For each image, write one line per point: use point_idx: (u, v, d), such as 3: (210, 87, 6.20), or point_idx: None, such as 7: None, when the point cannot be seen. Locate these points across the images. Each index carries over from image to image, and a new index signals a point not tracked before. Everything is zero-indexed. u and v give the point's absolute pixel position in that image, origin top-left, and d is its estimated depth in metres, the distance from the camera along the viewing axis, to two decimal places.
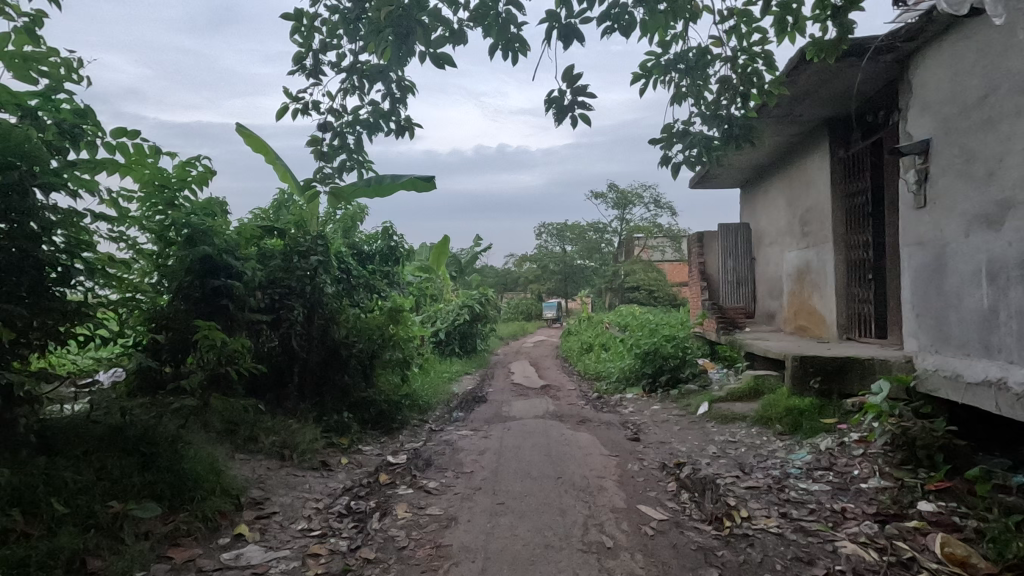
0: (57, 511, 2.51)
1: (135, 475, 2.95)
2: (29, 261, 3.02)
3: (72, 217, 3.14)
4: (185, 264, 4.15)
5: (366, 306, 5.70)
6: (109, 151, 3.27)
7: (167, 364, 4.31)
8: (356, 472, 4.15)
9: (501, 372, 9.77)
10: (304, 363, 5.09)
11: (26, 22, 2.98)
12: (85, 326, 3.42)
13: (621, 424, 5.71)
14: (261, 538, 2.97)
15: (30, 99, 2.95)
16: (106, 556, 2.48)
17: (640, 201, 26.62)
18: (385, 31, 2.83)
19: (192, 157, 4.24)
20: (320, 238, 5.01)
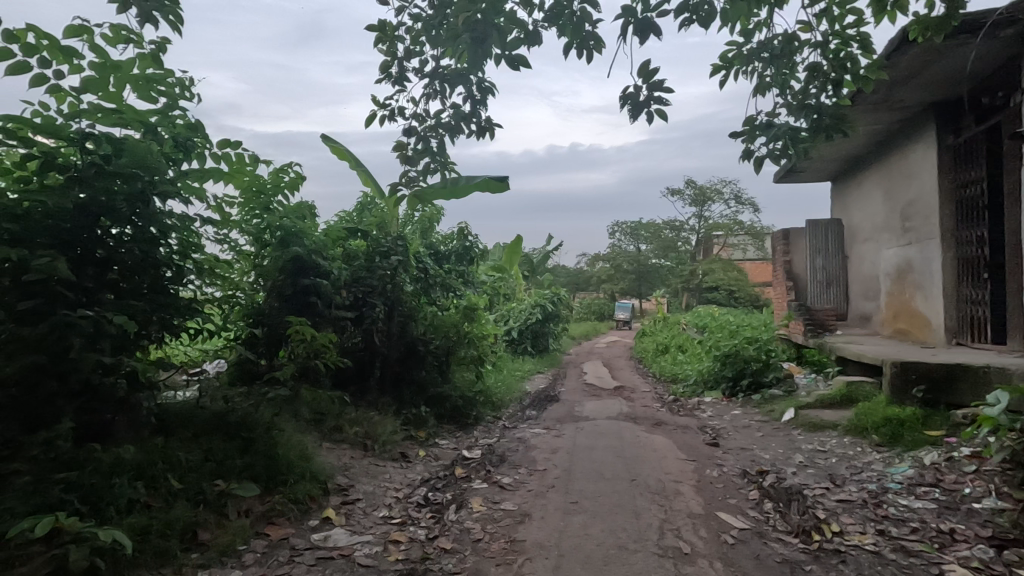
0: (173, 487, 2.79)
1: (236, 457, 3.22)
2: (150, 261, 3.38)
3: (185, 222, 3.47)
4: (279, 264, 4.48)
5: (443, 304, 5.87)
6: (216, 161, 3.59)
7: (263, 356, 4.66)
8: (433, 465, 4.29)
9: (573, 372, 9.73)
10: (384, 358, 5.33)
11: (151, 48, 3.33)
12: (194, 320, 3.77)
13: (699, 428, 5.52)
14: (346, 522, 3.14)
15: (151, 116, 3.28)
16: (212, 529, 2.73)
17: (719, 197, 25.54)
18: (462, 36, 2.89)
19: (285, 164, 4.55)
20: (400, 239, 5.23)
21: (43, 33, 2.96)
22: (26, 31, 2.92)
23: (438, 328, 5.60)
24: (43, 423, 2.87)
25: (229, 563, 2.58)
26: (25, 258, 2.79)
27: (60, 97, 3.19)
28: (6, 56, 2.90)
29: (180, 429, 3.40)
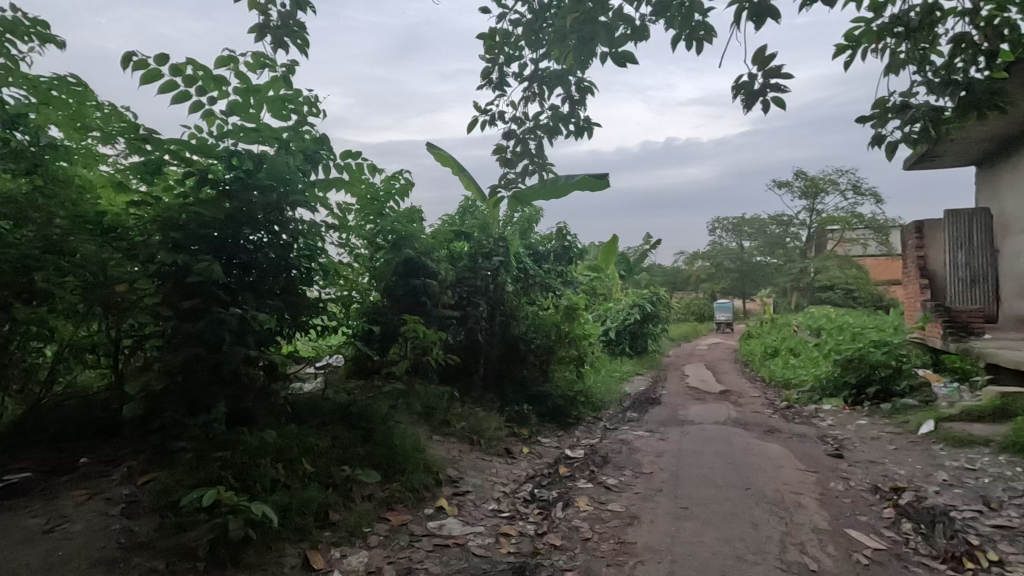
0: (307, 469, 3.05)
1: (358, 446, 3.47)
2: (285, 264, 3.73)
3: (312, 228, 3.79)
4: (392, 266, 4.76)
5: (543, 304, 5.93)
6: (338, 171, 3.88)
7: (377, 352, 4.97)
8: (537, 462, 4.35)
9: (674, 374, 9.42)
10: (487, 355, 5.49)
11: (283, 71, 3.68)
12: (319, 318, 4.10)
13: (818, 437, 5.12)
14: (459, 513, 3.27)
15: (284, 132, 3.62)
16: (341, 511, 2.95)
17: (834, 188, 23.48)
18: (568, 37, 2.90)
19: (395, 172, 4.82)
20: (501, 240, 5.36)
21: (198, 65, 3.37)
22: (185, 64, 3.35)
23: (539, 327, 5.67)
24: (202, 408, 3.27)
25: (358, 543, 2.78)
26: (189, 262, 3.19)
27: (211, 120, 3.61)
28: (171, 88, 3.33)
29: (310, 417, 3.72)
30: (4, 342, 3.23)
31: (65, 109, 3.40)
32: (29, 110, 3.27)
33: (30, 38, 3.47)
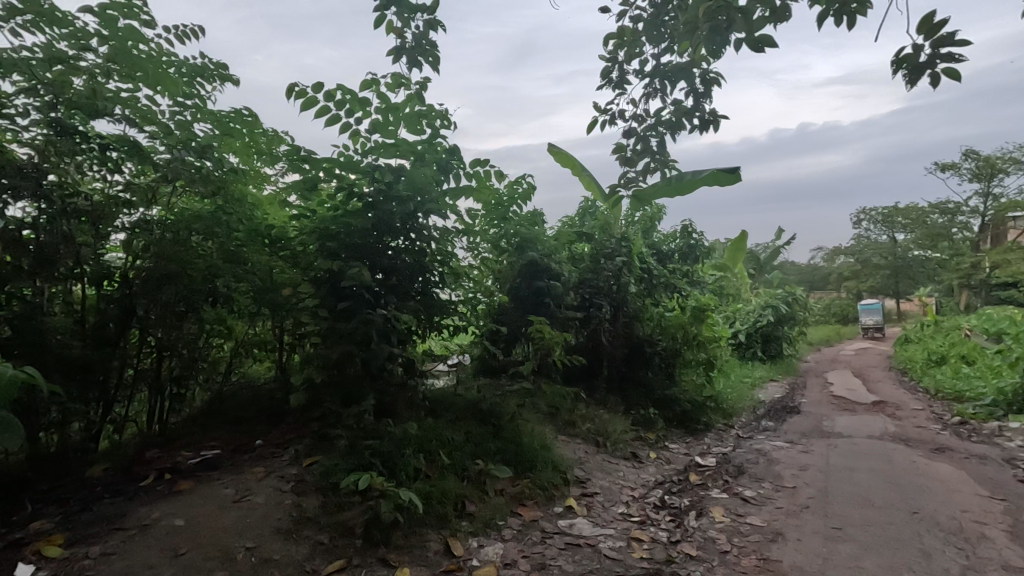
0: (445, 461, 3.24)
1: (489, 441, 3.61)
2: (421, 268, 4.00)
3: (445, 234, 4.02)
4: (517, 269, 4.92)
5: (667, 305, 5.74)
6: (468, 179, 4.06)
7: (503, 351, 5.15)
8: (665, 468, 4.22)
9: (815, 382, 8.62)
10: (610, 357, 5.45)
11: (417, 88, 3.94)
12: (451, 318, 4.34)
13: (1004, 460, 4.40)
14: (588, 513, 3.28)
15: (419, 145, 3.85)
16: (477, 502, 3.09)
17: (1017, 168, 19.99)
18: (701, 26, 2.76)
19: (519, 177, 4.94)
20: (624, 240, 5.30)
21: (346, 90, 3.72)
22: (336, 90, 3.72)
23: (665, 329, 5.51)
24: (353, 399, 3.60)
25: (493, 535, 2.89)
26: (342, 268, 3.53)
27: (356, 139, 3.97)
28: (324, 112, 3.72)
29: (444, 412, 3.95)
30: (197, 337, 3.82)
31: (239, 138, 3.96)
32: (215, 140, 3.84)
33: (215, 80, 4.08)
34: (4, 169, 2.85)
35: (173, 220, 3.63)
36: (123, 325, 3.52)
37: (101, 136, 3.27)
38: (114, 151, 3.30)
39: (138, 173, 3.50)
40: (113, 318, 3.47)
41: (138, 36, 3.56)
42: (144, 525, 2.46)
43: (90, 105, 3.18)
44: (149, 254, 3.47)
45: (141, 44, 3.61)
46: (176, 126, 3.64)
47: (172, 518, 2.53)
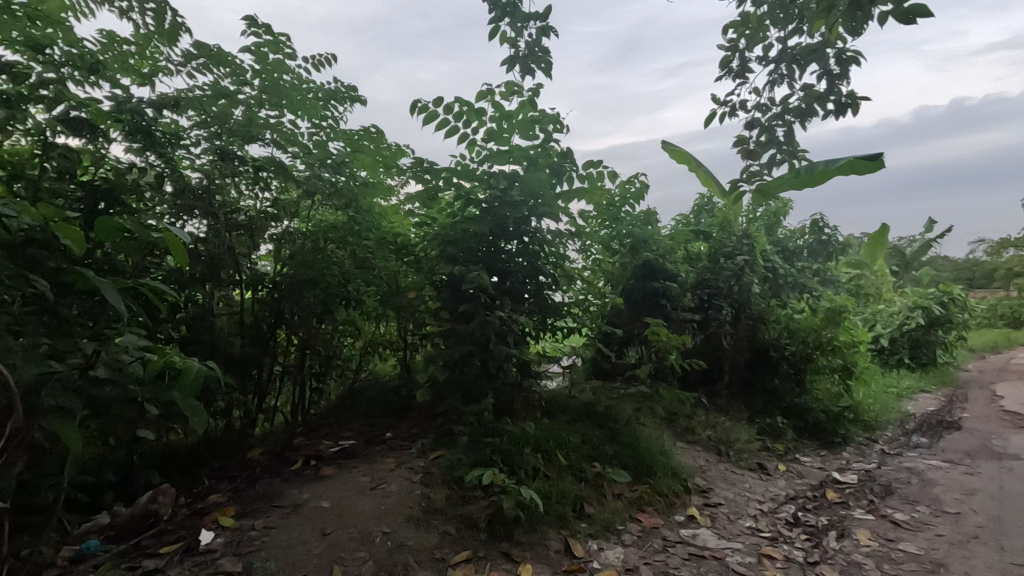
0: (562, 462, 3.27)
1: (606, 444, 3.58)
2: (534, 270, 4.08)
3: (559, 237, 4.06)
4: (630, 270, 4.84)
5: (796, 306, 5.33)
6: (581, 181, 4.06)
7: (616, 353, 5.08)
8: (797, 482, 3.91)
9: (981, 394, 7.49)
10: (732, 361, 5.17)
11: (530, 95, 4.00)
12: (564, 320, 4.37)
13: None
14: (713, 524, 3.14)
15: (531, 150, 3.88)
16: (596, 505, 3.08)
17: None
18: (838, 4, 2.52)
19: (631, 176, 4.84)
20: (745, 238, 5.00)
21: (463, 102, 3.89)
22: (453, 102, 3.88)
23: (793, 332, 5.12)
24: (473, 398, 3.75)
25: (613, 539, 2.86)
26: (462, 272, 3.70)
27: (472, 148, 4.12)
28: (443, 124, 3.90)
29: (560, 413, 3.99)
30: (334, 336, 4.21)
31: (367, 153, 4.29)
32: (347, 157, 4.20)
33: (346, 101, 4.46)
34: (183, 192, 3.35)
35: (312, 231, 4.04)
36: (273, 326, 3.98)
37: (255, 159, 3.70)
38: (266, 172, 3.74)
39: (284, 190, 3.93)
40: (265, 319, 3.92)
41: (283, 68, 4.00)
42: (297, 504, 2.75)
43: (246, 132, 3.63)
44: (294, 262, 3.89)
45: (285, 74, 4.05)
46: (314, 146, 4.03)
47: (321, 499, 2.79)
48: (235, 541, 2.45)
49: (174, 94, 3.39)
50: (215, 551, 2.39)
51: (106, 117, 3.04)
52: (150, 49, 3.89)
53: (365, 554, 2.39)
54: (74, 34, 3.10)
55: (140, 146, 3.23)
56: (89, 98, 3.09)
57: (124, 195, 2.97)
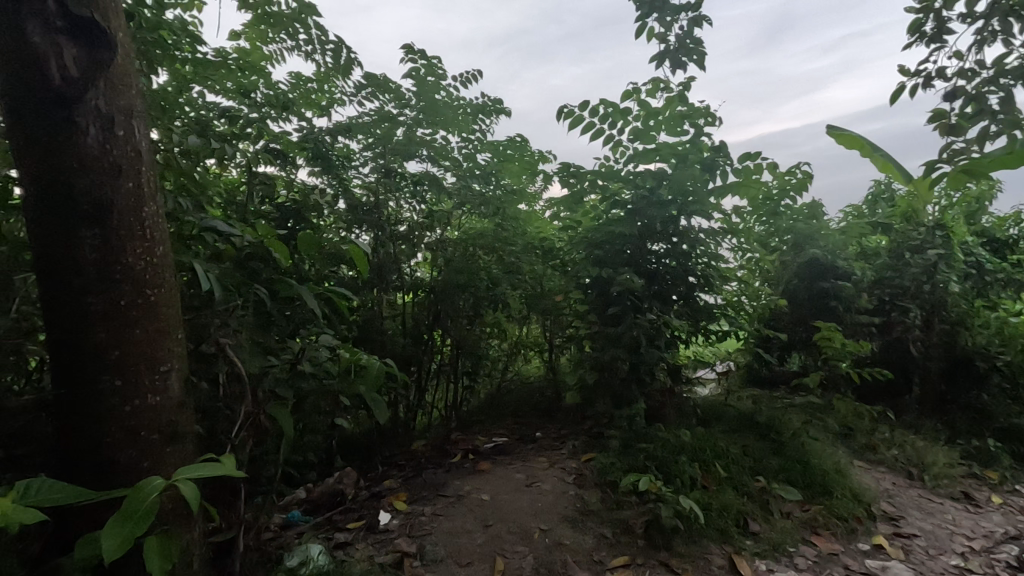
0: (722, 474, 3.09)
1: (770, 458, 3.33)
2: (685, 271, 3.91)
3: (712, 235, 3.85)
4: (793, 269, 4.46)
5: (1010, 308, 4.50)
6: (736, 176, 3.80)
7: (777, 360, 4.69)
8: (1019, 519, 3.27)
9: None
10: (923, 371, 4.50)
11: (680, 89, 3.84)
12: (718, 324, 4.11)
13: None
14: (907, 558, 2.75)
15: (681, 147, 3.67)
16: (762, 522, 2.86)
17: None
18: None
19: (793, 165, 4.39)
20: (940, 228, 4.32)
21: (608, 103, 3.85)
22: (598, 105, 3.87)
23: (1008, 339, 4.32)
24: (622, 402, 3.71)
25: (784, 561, 2.64)
26: (612, 276, 3.69)
27: (617, 149, 4.09)
28: (589, 128, 3.91)
29: (716, 422, 3.78)
30: (479, 338, 4.48)
31: (512, 161, 4.47)
32: (494, 167, 4.41)
33: (493, 114, 4.69)
34: (356, 208, 3.75)
35: (463, 239, 4.31)
36: (432, 328, 4.31)
37: (413, 175, 4.06)
38: (423, 186, 4.09)
39: (438, 201, 4.22)
40: (425, 321, 4.25)
41: (437, 88, 4.32)
42: (460, 495, 2.95)
43: (406, 150, 3.98)
44: (448, 268, 4.18)
45: (439, 93, 4.37)
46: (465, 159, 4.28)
47: (481, 492, 2.95)
48: (409, 524, 2.69)
49: (348, 121, 3.83)
50: (393, 531, 2.64)
51: (296, 147, 3.53)
52: (328, 84, 4.43)
53: (525, 548, 2.48)
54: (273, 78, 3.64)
55: (321, 170, 3.68)
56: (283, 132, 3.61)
57: (309, 213, 3.41)
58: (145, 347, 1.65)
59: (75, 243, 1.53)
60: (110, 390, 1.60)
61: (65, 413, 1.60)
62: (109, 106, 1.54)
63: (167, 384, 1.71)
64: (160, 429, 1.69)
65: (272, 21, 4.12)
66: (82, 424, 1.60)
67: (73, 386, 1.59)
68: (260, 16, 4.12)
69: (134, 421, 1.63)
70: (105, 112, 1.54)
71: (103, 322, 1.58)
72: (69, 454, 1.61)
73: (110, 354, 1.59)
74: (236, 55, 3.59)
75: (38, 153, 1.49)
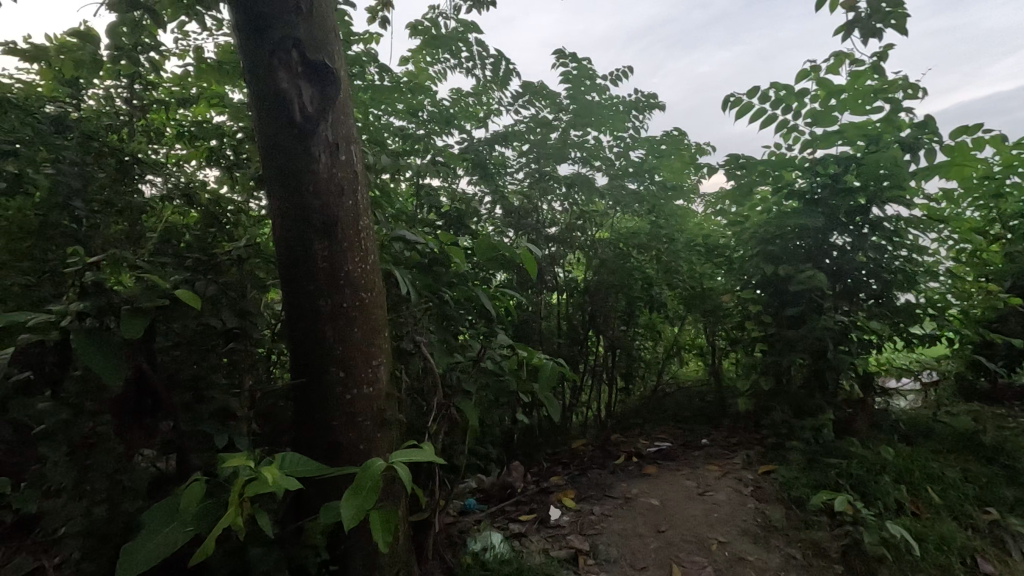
0: (937, 501, 2.68)
1: (1003, 486, 2.87)
2: (878, 268, 3.46)
3: (911, 224, 3.37)
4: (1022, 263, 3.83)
5: None
6: (946, 154, 3.26)
7: (1001, 370, 3.95)
8: None
9: None
10: None
11: (874, 60, 3.37)
12: (920, 326, 3.58)
13: None
14: None
15: (873, 125, 3.25)
16: (997, 564, 2.42)
17: None
18: None
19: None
20: None
21: (780, 85, 3.53)
22: (770, 88, 3.57)
23: None
24: (803, 411, 3.38)
25: None
26: (788, 273, 3.39)
27: (788, 135, 3.75)
28: (760, 115, 3.61)
29: (923, 440, 3.34)
30: (632, 339, 4.38)
31: (666, 156, 4.24)
32: (650, 164, 4.20)
33: (646, 109, 4.58)
34: (512, 213, 3.89)
35: (618, 239, 4.27)
36: (588, 329, 4.32)
37: (565, 178, 4.03)
38: (574, 189, 4.04)
39: (589, 202, 4.18)
40: (581, 322, 4.28)
41: (591, 89, 4.32)
42: (629, 497, 2.92)
43: (559, 153, 4.02)
44: (603, 269, 4.17)
45: (592, 93, 4.37)
46: (618, 158, 4.16)
47: (650, 497, 2.89)
48: (580, 522, 2.73)
49: (505, 130, 3.98)
50: (565, 527, 2.69)
51: (458, 159, 3.77)
52: (486, 96, 4.65)
53: (703, 559, 2.38)
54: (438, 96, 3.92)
55: (480, 178, 3.89)
56: (446, 145, 3.87)
57: (468, 220, 3.59)
58: (361, 344, 1.88)
59: (310, 254, 1.80)
60: (335, 380, 1.86)
61: (302, 398, 1.88)
62: (334, 135, 1.79)
63: (378, 377, 1.94)
64: (373, 415, 1.91)
65: (436, 44, 4.45)
66: (315, 408, 1.87)
67: (308, 375, 1.87)
68: (427, 39, 4.47)
69: (353, 407, 1.87)
70: (332, 141, 1.79)
71: (331, 321, 1.84)
72: (305, 433, 1.89)
73: (336, 349, 1.85)
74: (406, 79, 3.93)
75: (283, 179, 1.77)
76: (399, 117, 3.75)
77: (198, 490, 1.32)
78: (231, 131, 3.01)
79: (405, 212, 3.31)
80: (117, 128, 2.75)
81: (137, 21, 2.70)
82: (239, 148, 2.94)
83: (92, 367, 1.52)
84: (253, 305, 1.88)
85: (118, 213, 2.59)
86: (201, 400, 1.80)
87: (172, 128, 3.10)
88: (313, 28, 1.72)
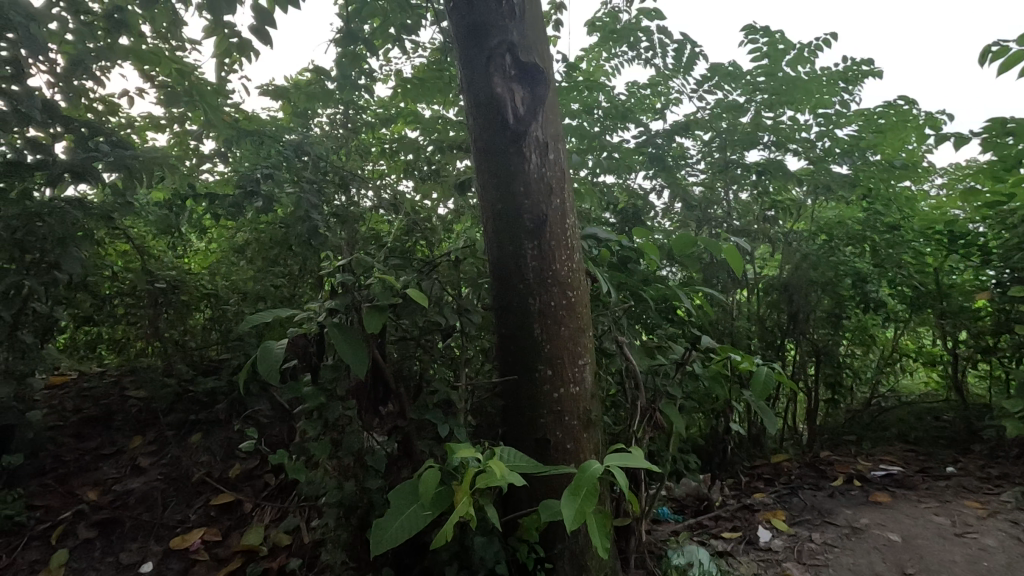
0: None
1: None
2: None
3: None
4: None
5: None
6: None
7: None
8: None
9: None
10: None
11: None
12: None
13: None
14: None
15: None
16: None
17: None
18: None
19: None
20: None
21: None
22: None
23: None
24: None
25: None
26: None
27: None
28: None
29: None
30: (840, 344, 3.79)
31: (887, 130, 3.52)
32: (865, 142, 3.48)
33: (859, 80, 3.94)
34: (692, 207, 3.53)
35: (820, 231, 3.73)
36: (784, 337, 3.76)
37: (758, 164, 3.52)
38: (766, 177, 3.52)
39: (782, 190, 3.67)
40: (782, 324, 3.73)
41: (791, 63, 3.84)
42: (857, 527, 2.53)
43: (749, 137, 3.54)
44: (805, 263, 3.60)
45: (791, 68, 3.86)
46: (818, 138, 3.59)
47: (887, 531, 2.47)
48: (797, 548, 2.41)
49: (686, 118, 3.62)
50: (779, 553, 2.39)
51: (634, 154, 3.59)
52: (664, 86, 4.39)
53: None
54: (614, 91, 3.75)
55: (656, 172, 3.57)
56: (623, 141, 3.71)
57: (645, 216, 3.41)
58: (568, 343, 1.87)
59: (521, 253, 1.84)
60: (544, 378, 1.86)
61: (510, 395, 1.91)
62: (544, 134, 1.84)
63: (583, 376, 1.91)
64: (580, 415, 1.88)
65: (615, 37, 4.34)
66: (523, 406, 1.89)
67: (517, 374, 1.90)
68: (604, 33, 4.37)
69: (560, 406, 1.86)
70: (541, 141, 1.84)
71: (540, 319, 1.85)
72: (513, 430, 1.92)
73: (544, 347, 1.86)
74: (582, 78, 3.87)
75: (497, 181, 1.84)
76: (574, 116, 3.68)
77: (435, 476, 1.40)
78: (424, 145, 3.24)
79: (583, 209, 3.26)
80: (319, 151, 3.08)
81: (354, 54, 3.01)
82: (432, 159, 3.16)
83: (343, 357, 1.71)
84: (469, 303, 1.99)
85: (343, 224, 2.95)
86: (427, 391, 1.95)
87: (377, 146, 3.46)
88: (526, 31, 1.80)
